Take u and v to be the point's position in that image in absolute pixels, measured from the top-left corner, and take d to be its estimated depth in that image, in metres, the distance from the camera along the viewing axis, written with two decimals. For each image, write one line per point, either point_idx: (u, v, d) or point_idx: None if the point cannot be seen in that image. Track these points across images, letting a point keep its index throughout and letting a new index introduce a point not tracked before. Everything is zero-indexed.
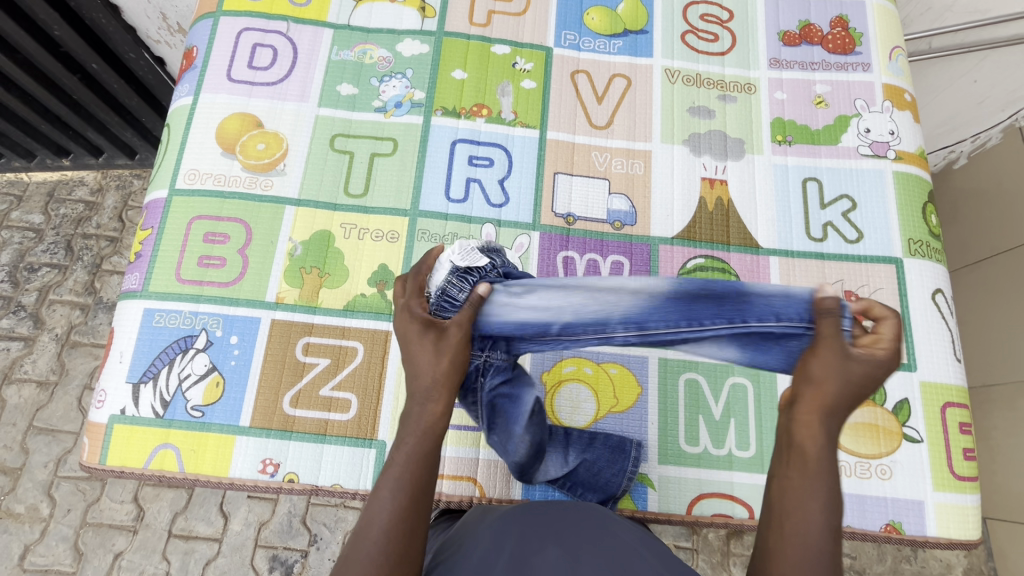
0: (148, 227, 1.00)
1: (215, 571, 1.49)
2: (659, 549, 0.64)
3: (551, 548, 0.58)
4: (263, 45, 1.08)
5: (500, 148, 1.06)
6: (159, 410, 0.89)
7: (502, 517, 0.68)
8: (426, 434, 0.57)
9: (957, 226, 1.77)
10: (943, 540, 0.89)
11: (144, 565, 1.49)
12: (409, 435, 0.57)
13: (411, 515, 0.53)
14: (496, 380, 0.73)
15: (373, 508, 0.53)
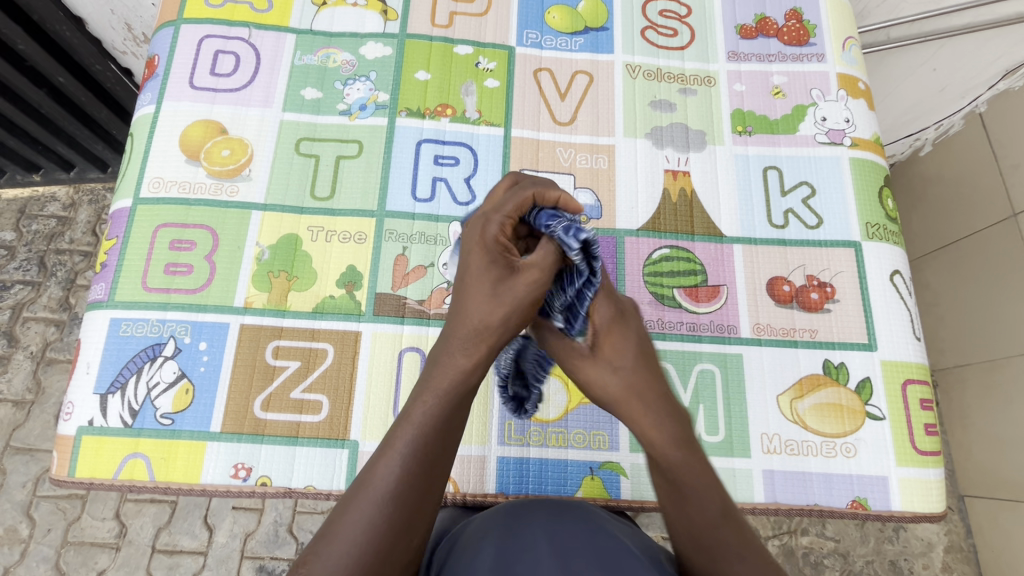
0: (113, 236, 0.99)
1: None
2: (649, 549, 0.63)
3: (542, 545, 0.57)
4: (225, 52, 1.09)
5: (466, 146, 1.07)
6: (128, 419, 0.89)
7: (490, 509, 0.68)
8: (435, 403, 0.62)
9: (924, 210, 1.82)
10: (908, 514, 0.90)
11: None
12: (418, 401, 0.62)
13: (414, 480, 0.58)
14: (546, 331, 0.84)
15: (375, 472, 0.58)
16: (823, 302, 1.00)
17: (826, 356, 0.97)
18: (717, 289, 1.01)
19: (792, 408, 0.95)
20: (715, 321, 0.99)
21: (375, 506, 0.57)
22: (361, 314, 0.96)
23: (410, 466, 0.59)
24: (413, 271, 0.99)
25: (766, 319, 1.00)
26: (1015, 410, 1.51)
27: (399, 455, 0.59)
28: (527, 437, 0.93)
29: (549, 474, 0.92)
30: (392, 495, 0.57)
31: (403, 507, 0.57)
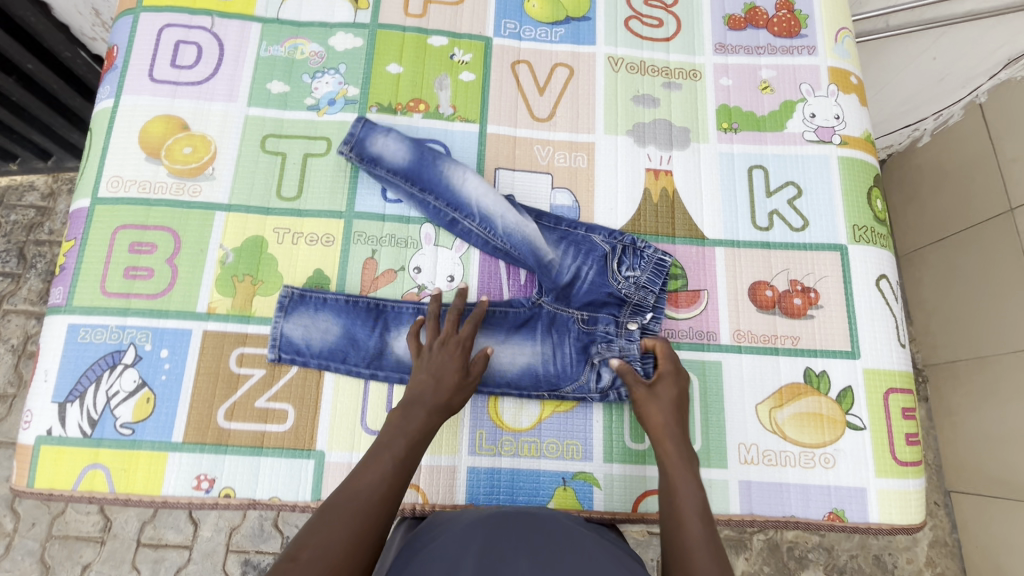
0: (72, 238, 0.96)
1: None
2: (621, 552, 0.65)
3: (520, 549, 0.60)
4: (187, 43, 1.03)
5: (439, 144, 1.02)
6: (87, 429, 0.87)
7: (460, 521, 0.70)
8: (394, 439, 0.76)
9: (918, 204, 1.77)
10: (885, 526, 0.89)
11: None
12: (382, 439, 0.76)
13: (382, 495, 0.69)
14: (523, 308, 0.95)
15: (341, 498, 0.68)
16: (806, 308, 0.97)
17: (807, 364, 0.95)
18: (697, 294, 0.98)
19: (771, 417, 0.93)
20: (694, 327, 0.97)
21: (348, 526, 0.64)
22: None
23: (376, 472, 0.71)
24: (383, 275, 0.95)
25: (747, 326, 0.97)
26: (999, 407, 1.48)
27: (369, 476, 0.71)
28: (499, 446, 0.90)
29: (520, 485, 0.89)
30: (357, 509, 0.66)
31: (370, 519, 0.66)
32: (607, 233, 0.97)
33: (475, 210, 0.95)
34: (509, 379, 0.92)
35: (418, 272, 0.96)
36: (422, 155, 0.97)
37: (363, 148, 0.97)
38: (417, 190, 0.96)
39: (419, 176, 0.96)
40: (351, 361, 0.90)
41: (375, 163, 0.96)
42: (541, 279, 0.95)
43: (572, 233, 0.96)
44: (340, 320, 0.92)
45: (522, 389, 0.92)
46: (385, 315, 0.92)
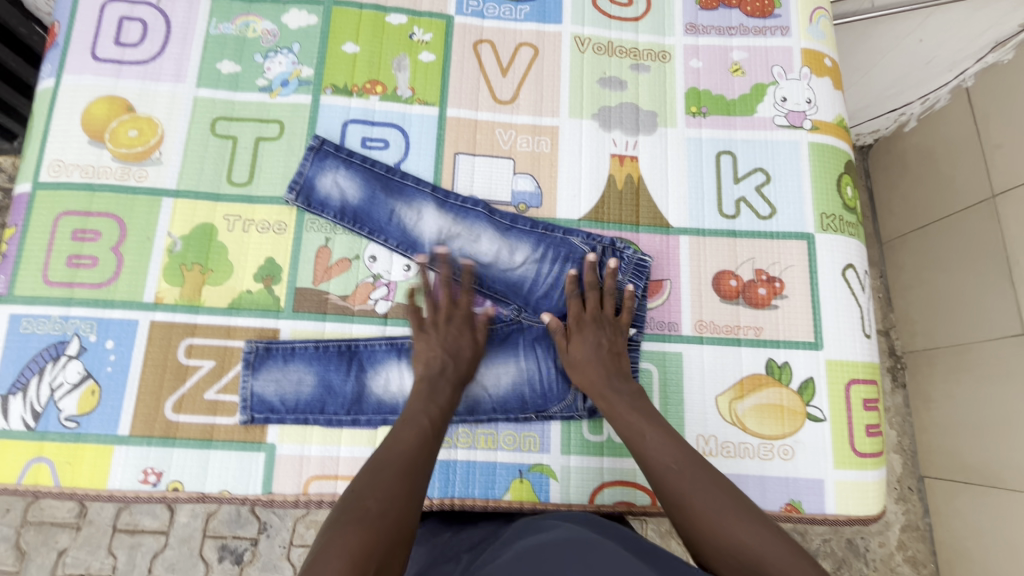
0: (13, 224, 0.92)
1: (163, 565, 1.35)
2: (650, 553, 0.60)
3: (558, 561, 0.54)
4: (131, 19, 0.99)
5: (396, 128, 0.99)
6: (31, 422, 0.84)
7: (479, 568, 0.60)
8: (426, 409, 0.79)
9: (898, 190, 1.76)
10: (842, 517, 0.88)
11: (90, 561, 1.35)
12: (411, 410, 0.79)
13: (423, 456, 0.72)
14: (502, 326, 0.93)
15: (388, 457, 0.70)
16: (771, 298, 0.96)
17: (769, 355, 0.94)
18: (660, 284, 0.96)
19: (731, 409, 0.92)
20: (656, 317, 0.95)
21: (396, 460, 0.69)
22: (279, 310, 0.90)
23: (414, 435, 0.75)
24: (336, 265, 0.93)
25: (709, 316, 0.95)
26: (976, 393, 1.48)
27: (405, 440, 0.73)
28: (455, 439, 0.89)
29: (476, 478, 0.88)
30: (401, 465, 0.69)
31: (419, 476, 0.69)
32: (586, 235, 0.96)
33: (433, 241, 0.95)
34: (496, 404, 0.90)
35: (374, 260, 0.94)
36: (373, 192, 0.95)
37: (312, 192, 0.94)
38: (369, 234, 0.94)
39: (372, 219, 0.95)
40: (329, 410, 0.87)
41: (325, 207, 0.94)
42: (516, 296, 0.95)
43: (549, 237, 0.95)
44: (312, 368, 0.88)
45: (508, 413, 0.90)
46: (360, 358, 0.89)
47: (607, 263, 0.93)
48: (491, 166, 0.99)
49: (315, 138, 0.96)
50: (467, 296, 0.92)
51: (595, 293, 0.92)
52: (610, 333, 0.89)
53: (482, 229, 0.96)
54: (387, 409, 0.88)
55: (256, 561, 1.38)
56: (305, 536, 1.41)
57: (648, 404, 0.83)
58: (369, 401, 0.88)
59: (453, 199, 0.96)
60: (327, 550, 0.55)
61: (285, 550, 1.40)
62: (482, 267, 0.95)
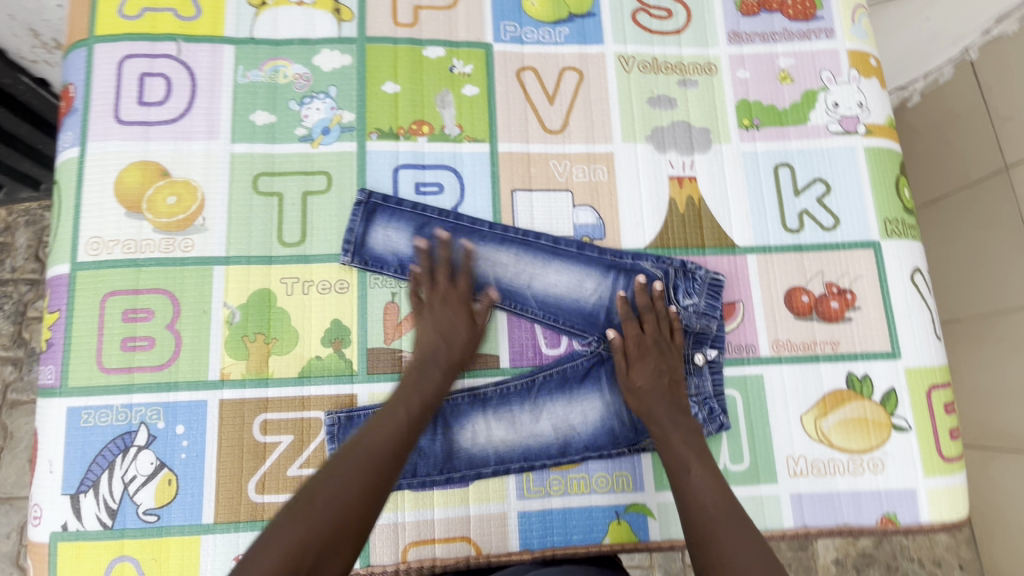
0: (54, 309, 0.86)
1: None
2: None
3: None
4: (153, 75, 0.92)
5: (449, 170, 0.95)
6: (107, 520, 0.80)
7: None
8: (409, 403, 0.78)
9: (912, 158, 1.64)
10: (937, 525, 0.89)
11: None
12: (391, 405, 0.78)
13: (398, 449, 0.72)
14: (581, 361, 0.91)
15: (355, 449, 0.71)
16: (844, 311, 0.95)
17: (849, 369, 0.93)
18: (732, 306, 0.95)
19: (817, 427, 0.91)
20: (732, 341, 0.94)
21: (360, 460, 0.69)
22: (353, 374, 0.87)
23: (389, 428, 0.74)
24: (406, 319, 0.89)
25: (786, 335, 0.94)
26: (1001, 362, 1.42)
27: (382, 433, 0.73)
28: (547, 487, 0.87)
29: (573, 524, 0.86)
30: (365, 469, 0.68)
31: (383, 472, 0.69)
32: (655, 258, 0.94)
33: (499, 282, 0.92)
34: (587, 442, 0.89)
35: None
36: (430, 239, 0.92)
37: (367, 248, 0.90)
38: None
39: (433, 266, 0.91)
40: (421, 471, 0.85)
41: (384, 264, 0.90)
42: (592, 327, 0.93)
43: (619, 264, 0.93)
44: None
45: (599, 450, 0.89)
46: (444, 413, 0.87)
47: (655, 286, 0.92)
48: (546, 197, 0.96)
49: (361, 193, 0.91)
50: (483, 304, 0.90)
51: (651, 316, 0.91)
52: (670, 359, 0.89)
53: (547, 261, 0.93)
54: (479, 463, 0.87)
55: None
56: None
57: (704, 444, 0.83)
58: (459, 455, 0.86)
59: (512, 233, 0.93)
60: (269, 544, 0.60)
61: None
62: (553, 301, 0.93)
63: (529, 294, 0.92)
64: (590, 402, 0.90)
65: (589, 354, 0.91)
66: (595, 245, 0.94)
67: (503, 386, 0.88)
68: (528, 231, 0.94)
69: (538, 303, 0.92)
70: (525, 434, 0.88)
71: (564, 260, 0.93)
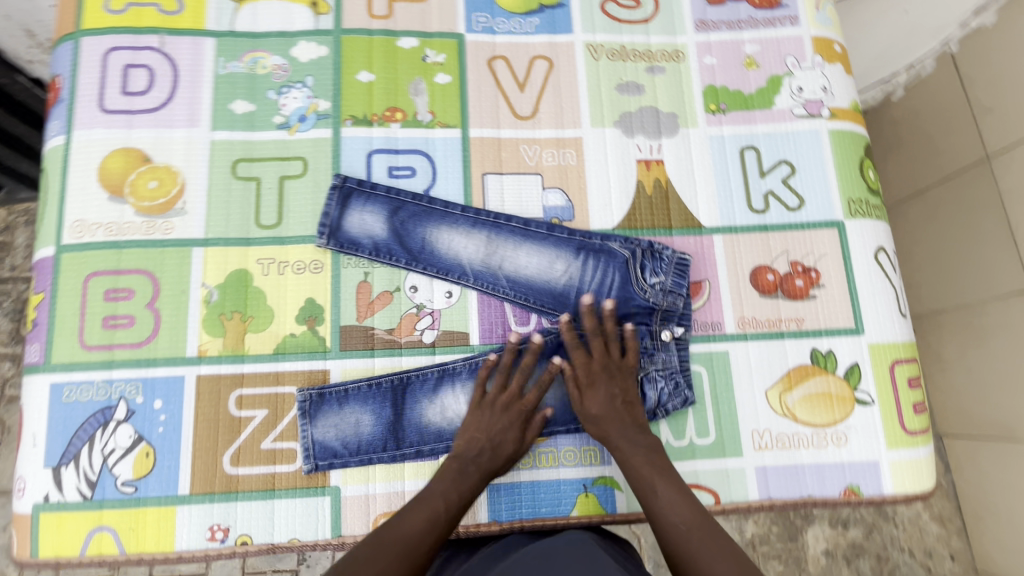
0: (39, 290, 0.90)
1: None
2: None
3: None
4: (136, 66, 0.96)
5: (421, 154, 0.98)
6: (87, 491, 0.83)
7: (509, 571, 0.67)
8: (446, 492, 0.80)
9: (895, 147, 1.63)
10: (900, 496, 0.90)
11: None
12: (431, 491, 0.81)
13: (429, 537, 0.76)
14: (549, 339, 0.92)
15: (389, 541, 0.74)
16: (808, 289, 0.97)
17: (813, 345, 0.95)
18: (698, 285, 0.97)
19: (781, 402, 0.93)
20: (698, 319, 0.96)
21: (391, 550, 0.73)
22: (326, 351, 0.89)
23: (423, 518, 0.77)
24: (379, 298, 0.92)
25: (751, 312, 0.96)
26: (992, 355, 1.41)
27: (415, 522, 0.76)
28: (516, 460, 0.89)
29: (541, 497, 0.88)
30: (398, 554, 0.72)
31: (417, 563, 0.73)
32: (624, 239, 0.95)
33: (470, 264, 0.94)
34: (554, 416, 0.90)
35: (415, 291, 0.93)
36: (403, 222, 0.94)
37: (342, 232, 0.93)
38: (407, 265, 0.93)
39: (407, 249, 0.94)
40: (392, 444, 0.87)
41: (358, 246, 0.93)
42: (563, 306, 0.94)
43: (588, 244, 0.95)
44: (369, 408, 0.88)
45: (566, 424, 0.90)
46: (414, 388, 0.89)
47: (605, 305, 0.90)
48: (517, 182, 0.99)
49: (338, 177, 0.94)
50: (536, 391, 0.88)
51: (599, 338, 0.89)
52: (621, 382, 0.88)
53: (518, 243, 0.95)
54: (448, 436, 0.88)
55: None
56: None
57: (669, 461, 0.84)
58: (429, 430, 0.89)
59: (483, 216, 0.95)
60: None
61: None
62: (524, 282, 0.94)
63: (500, 275, 0.94)
64: (556, 377, 0.91)
65: (556, 332, 0.93)
66: (565, 227, 0.96)
67: (472, 361, 0.90)
68: (500, 214, 0.96)
69: (509, 283, 0.94)
70: None
71: (534, 242, 0.95)
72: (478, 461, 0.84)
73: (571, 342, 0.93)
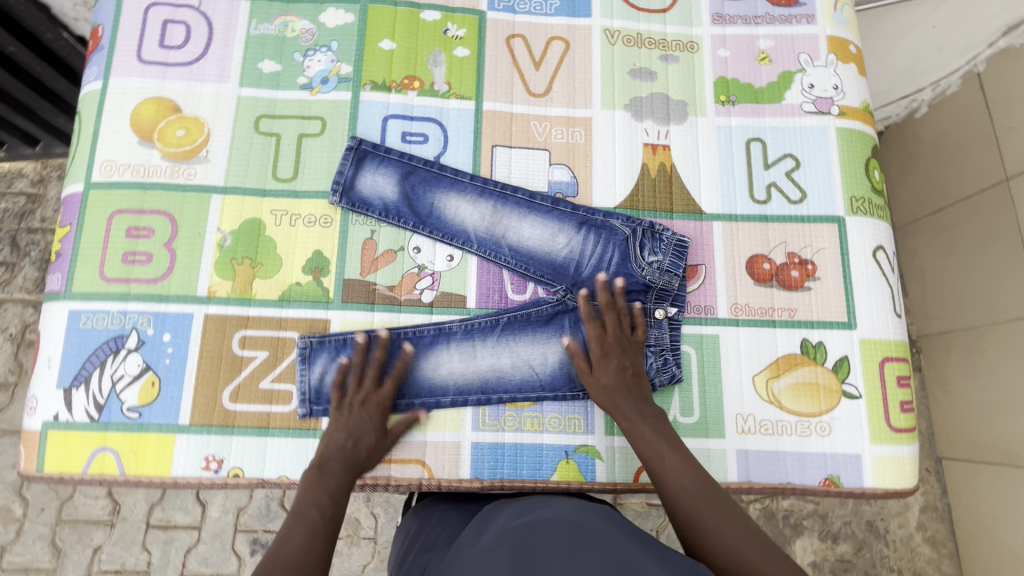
0: (67, 223, 0.95)
1: (196, 559, 1.35)
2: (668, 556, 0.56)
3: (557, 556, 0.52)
4: (174, 22, 1.01)
5: (435, 122, 1.01)
6: (94, 413, 0.87)
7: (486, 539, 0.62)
8: (318, 501, 0.77)
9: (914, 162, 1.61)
10: (879, 491, 0.91)
11: (125, 558, 1.34)
12: (302, 503, 0.77)
13: (312, 540, 0.71)
14: (545, 307, 0.95)
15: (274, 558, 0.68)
16: (804, 280, 0.98)
17: (804, 336, 0.96)
18: (694, 269, 0.99)
19: (768, 388, 0.94)
20: (691, 301, 0.97)
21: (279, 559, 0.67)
22: (329, 302, 0.93)
23: (304, 529, 0.73)
24: (382, 256, 0.95)
25: (744, 299, 0.98)
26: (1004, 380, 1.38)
27: (297, 534, 0.72)
28: (502, 422, 0.92)
29: (523, 459, 0.91)
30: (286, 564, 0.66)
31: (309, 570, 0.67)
32: (625, 217, 0.97)
33: (474, 231, 0.97)
34: (544, 382, 0.93)
35: (418, 251, 0.96)
36: (413, 186, 0.98)
37: (354, 191, 0.96)
38: (414, 227, 0.96)
39: (415, 212, 0.97)
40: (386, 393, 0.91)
41: (368, 207, 0.96)
42: (561, 278, 0.96)
43: (590, 220, 0.97)
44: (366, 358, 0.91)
45: (555, 391, 0.93)
46: (410, 346, 0.92)
47: (616, 282, 0.93)
48: (526, 156, 1.02)
49: (353, 139, 0.98)
50: (392, 382, 0.89)
51: (613, 313, 0.92)
52: (630, 355, 0.90)
53: (521, 214, 0.98)
54: (439, 392, 0.92)
55: None
56: None
57: (671, 430, 0.83)
58: (422, 384, 0.92)
59: (490, 186, 0.99)
60: None
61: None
62: (525, 252, 0.97)
63: (502, 243, 0.97)
64: (549, 344, 0.94)
65: (553, 302, 0.95)
66: (569, 202, 0.99)
67: (468, 323, 0.94)
68: (507, 185, 0.99)
69: (511, 252, 0.97)
70: (485, 368, 0.93)
71: (539, 214, 0.98)
72: (337, 462, 0.82)
73: (566, 312, 0.95)
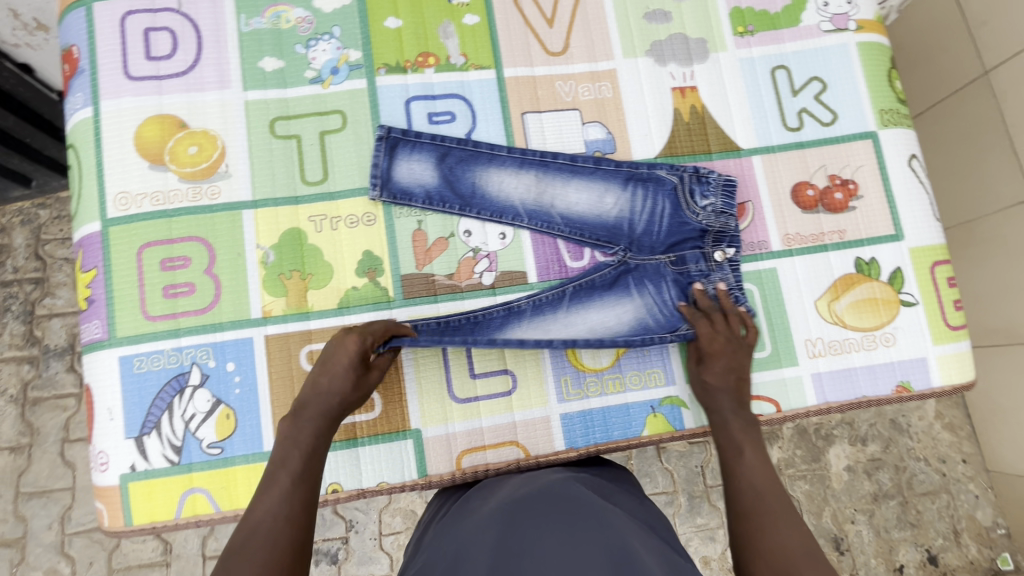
0: (90, 267, 0.88)
1: None
2: (667, 555, 0.60)
3: (549, 536, 0.58)
4: (156, 29, 0.92)
5: (459, 98, 0.97)
6: (173, 456, 0.84)
7: (496, 510, 0.68)
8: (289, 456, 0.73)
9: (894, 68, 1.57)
10: (947, 388, 0.96)
11: None
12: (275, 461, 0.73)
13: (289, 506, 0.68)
14: (611, 270, 0.94)
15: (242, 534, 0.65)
16: (848, 201, 0.99)
17: (857, 255, 0.98)
18: (742, 206, 0.99)
19: (831, 310, 0.97)
20: (745, 239, 0.98)
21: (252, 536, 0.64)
22: (390, 301, 0.90)
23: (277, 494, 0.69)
24: (435, 245, 0.92)
25: (795, 228, 0.99)
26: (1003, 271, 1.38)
27: (268, 500, 0.68)
28: (585, 389, 0.92)
29: (613, 420, 0.92)
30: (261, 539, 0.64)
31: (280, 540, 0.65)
32: (669, 166, 0.96)
33: (522, 204, 0.95)
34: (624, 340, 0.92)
35: (469, 235, 0.93)
36: (451, 168, 0.94)
37: (393, 183, 0.92)
38: (461, 210, 0.93)
39: (459, 194, 0.94)
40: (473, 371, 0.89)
41: (411, 196, 0.92)
42: (618, 237, 0.95)
43: (636, 175, 0.96)
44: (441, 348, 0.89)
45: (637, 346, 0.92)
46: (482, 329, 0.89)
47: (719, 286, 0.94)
48: (558, 118, 0.99)
49: (382, 128, 0.92)
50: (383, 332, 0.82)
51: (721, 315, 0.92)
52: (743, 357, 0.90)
53: (565, 179, 0.96)
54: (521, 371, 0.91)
55: (351, 559, 1.33)
56: (392, 523, 1.35)
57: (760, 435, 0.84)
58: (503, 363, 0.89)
59: (527, 154, 0.95)
60: None
61: (375, 540, 1.35)
62: (577, 217, 0.95)
63: (553, 212, 0.95)
64: (619, 305, 0.93)
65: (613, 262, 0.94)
66: (610, 160, 0.96)
67: (535, 298, 0.91)
68: (545, 152, 0.96)
69: (563, 220, 0.95)
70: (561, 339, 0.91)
71: (583, 176, 0.96)
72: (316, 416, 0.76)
73: (630, 271, 0.95)
